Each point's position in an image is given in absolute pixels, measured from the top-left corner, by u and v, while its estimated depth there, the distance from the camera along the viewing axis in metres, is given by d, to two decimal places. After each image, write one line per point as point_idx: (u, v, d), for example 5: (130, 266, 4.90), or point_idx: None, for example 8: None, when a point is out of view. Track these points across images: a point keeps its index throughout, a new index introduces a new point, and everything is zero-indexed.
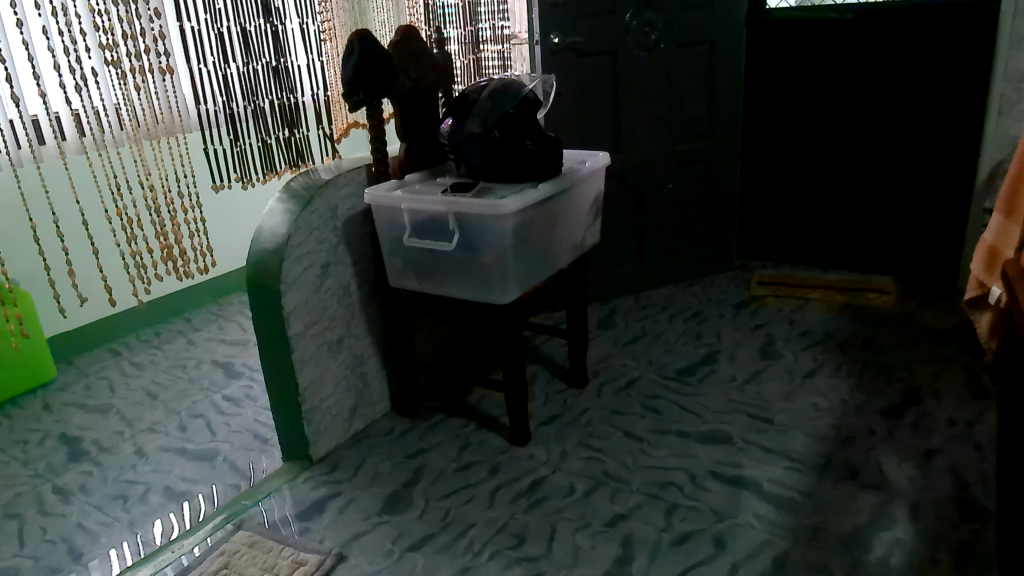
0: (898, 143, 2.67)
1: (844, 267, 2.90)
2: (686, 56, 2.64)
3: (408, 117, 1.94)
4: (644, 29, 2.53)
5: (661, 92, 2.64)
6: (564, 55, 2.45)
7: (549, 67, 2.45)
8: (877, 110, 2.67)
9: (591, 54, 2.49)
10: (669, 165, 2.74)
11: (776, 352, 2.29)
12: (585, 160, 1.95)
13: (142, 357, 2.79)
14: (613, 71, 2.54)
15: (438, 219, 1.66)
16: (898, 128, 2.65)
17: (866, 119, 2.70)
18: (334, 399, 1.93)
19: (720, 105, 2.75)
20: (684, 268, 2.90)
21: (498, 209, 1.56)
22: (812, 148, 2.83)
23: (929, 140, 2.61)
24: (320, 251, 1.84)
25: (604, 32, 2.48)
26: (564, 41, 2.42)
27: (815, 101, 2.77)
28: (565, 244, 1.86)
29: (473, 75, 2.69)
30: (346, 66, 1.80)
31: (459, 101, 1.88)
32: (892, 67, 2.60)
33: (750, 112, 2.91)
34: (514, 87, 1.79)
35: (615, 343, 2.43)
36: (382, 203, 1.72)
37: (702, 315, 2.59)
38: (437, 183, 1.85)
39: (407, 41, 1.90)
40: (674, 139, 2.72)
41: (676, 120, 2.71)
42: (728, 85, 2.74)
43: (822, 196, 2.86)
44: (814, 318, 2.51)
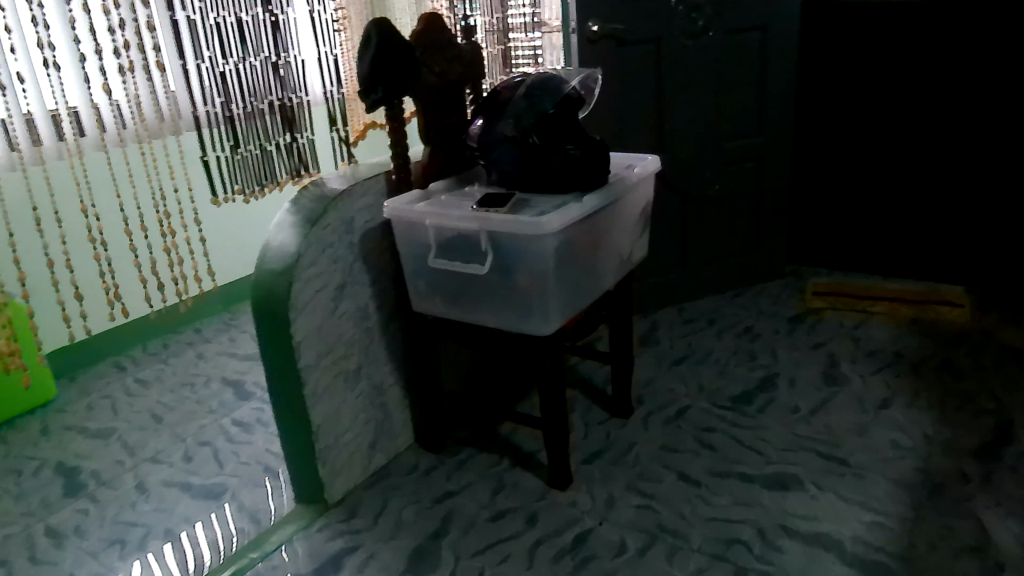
0: (954, 139, 2.42)
1: (907, 275, 2.64)
2: (736, 44, 2.38)
3: (431, 117, 1.71)
4: (691, 14, 2.28)
5: (708, 85, 2.39)
6: (602, 44, 2.21)
7: (586, 57, 2.22)
8: (932, 104, 2.42)
9: (632, 43, 2.24)
10: (715, 165, 2.50)
11: (842, 377, 2.06)
12: (632, 165, 1.72)
13: (147, 372, 2.61)
14: (656, 62, 2.30)
15: (468, 237, 1.44)
16: (954, 122, 2.41)
17: (919, 116, 2.45)
18: (351, 435, 1.73)
19: (772, 98, 2.49)
20: (731, 276, 2.66)
21: (538, 228, 1.34)
22: (873, 145, 2.56)
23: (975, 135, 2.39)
24: (335, 271, 1.62)
25: (646, 18, 2.23)
26: (603, 28, 2.19)
27: (877, 92, 2.50)
28: (612, 262, 1.63)
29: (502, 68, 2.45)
30: (362, 62, 1.58)
31: (490, 99, 1.65)
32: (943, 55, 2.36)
33: (804, 105, 2.64)
34: (553, 84, 1.57)
35: (660, 364, 2.20)
36: (403, 217, 1.49)
37: (755, 331, 2.35)
38: (465, 192, 1.62)
39: (430, 31, 1.67)
40: (722, 135, 2.48)
41: (724, 114, 2.45)
42: (782, 76, 2.48)
43: (885, 198, 2.60)
44: (880, 335, 2.27)
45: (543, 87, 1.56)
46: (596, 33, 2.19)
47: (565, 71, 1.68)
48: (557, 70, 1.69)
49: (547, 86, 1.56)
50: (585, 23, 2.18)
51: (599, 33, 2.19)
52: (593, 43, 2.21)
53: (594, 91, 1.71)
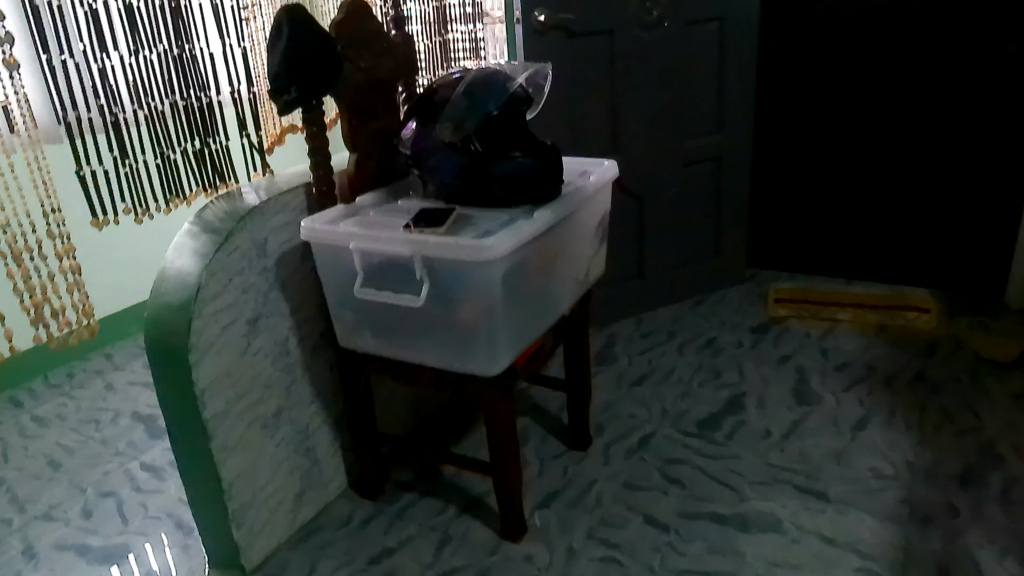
0: (944, 146, 2.30)
1: (871, 278, 2.53)
2: (694, 37, 2.22)
3: (358, 120, 1.48)
4: (646, 3, 2.10)
5: (665, 80, 2.22)
6: (551, 35, 2.01)
7: (533, 50, 2.02)
8: (918, 107, 2.29)
9: (583, 34, 2.05)
10: (673, 165, 2.33)
11: (813, 394, 1.92)
12: (588, 172, 1.53)
13: (47, 408, 2.31)
14: (609, 55, 2.12)
15: (399, 262, 1.22)
16: (943, 127, 2.28)
17: (905, 118, 2.32)
18: (272, 487, 1.50)
19: (731, 93, 2.34)
20: (690, 283, 2.50)
21: (483, 252, 1.13)
22: (836, 142, 2.44)
23: (969, 147, 2.26)
24: (246, 302, 1.39)
25: (598, 7, 2.04)
26: (551, 17, 1.99)
27: (840, 87, 2.37)
28: (569, 282, 1.44)
29: (441, 62, 2.23)
30: (272, 56, 1.33)
31: (424, 98, 1.43)
32: (930, 55, 2.23)
33: (764, 101, 2.50)
34: (499, 81, 1.35)
35: (619, 385, 2.02)
36: (324, 239, 1.27)
37: (718, 344, 2.20)
38: (397, 207, 1.40)
39: (355, 20, 1.43)
40: (679, 134, 2.31)
41: (681, 111, 2.29)
42: (741, 70, 2.33)
43: (848, 198, 2.48)
44: (850, 345, 2.14)
45: (487, 84, 1.34)
46: (545, 22, 1.99)
47: (512, 66, 1.47)
48: (503, 65, 1.47)
49: (491, 84, 1.34)
50: (532, 12, 1.98)
51: (548, 22, 1.99)
52: (542, 34, 2.01)
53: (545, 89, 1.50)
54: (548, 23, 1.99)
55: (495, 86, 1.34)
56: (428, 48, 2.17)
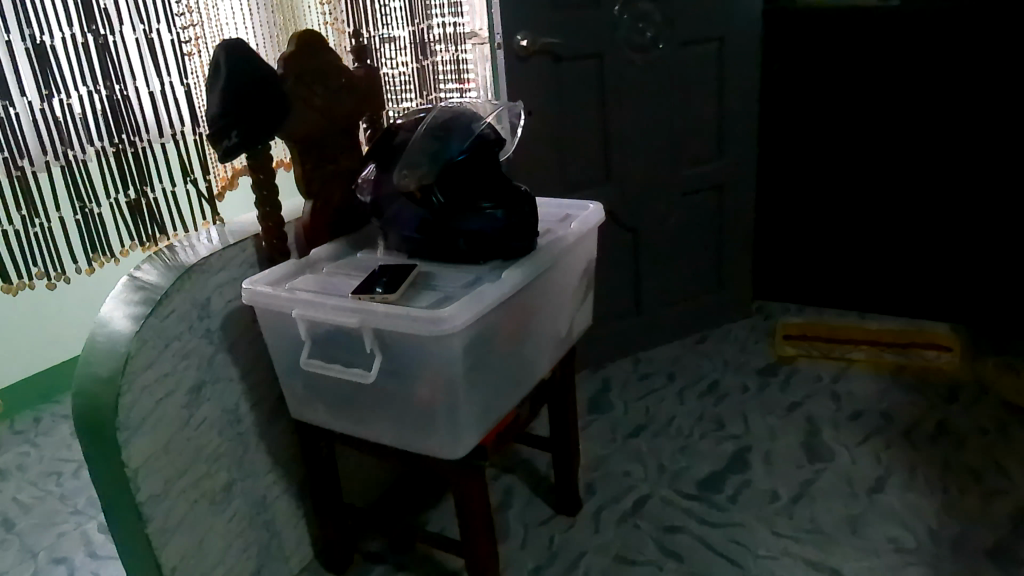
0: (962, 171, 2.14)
1: (886, 311, 2.37)
2: (691, 59, 2.07)
3: (312, 165, 1.35)
4: (638, 24, 1.96)
5: (661, 105, 2.07)
6: (535, 59, 1.87)
7: (517, 76, 1.87)
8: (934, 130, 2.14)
9: (571, 57, 1.91)
10: (671, 195, 2.18)
11: (824, 448, 1.76)
12: (569, 218, 1.39)
13: (8, 459, 2.17)
14: (599, 79, 1.97)
15: (348, 334, 1.07)
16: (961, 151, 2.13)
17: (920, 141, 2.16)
18: (223, 569, 1.36)
19: (731, 116, 2.19)
20: (691, 319, 2.34)
21: (439, 326, 0.98)
22: (846, 168, 2.28)
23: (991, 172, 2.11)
24: (186, 369, 1.25)
25: (586, 29, 1.90)
26: (535, 41, 1.84)
27: (850, 109, 2.23)
28: (547, 343, 1.29)
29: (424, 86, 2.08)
30: (209, 98, 1.19)
31: (383, 140, 1.29)
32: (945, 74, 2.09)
33: (769, 124, 2.34)
34: (463, 124, 1.21)
35: (613, 437, 1.87)
36: (266, 304, 1.13)
37: (721, 389, 2.04)
38: (355, 263, 1.26)
39: (306, 55, 1.29)
40: (678, 162, 2.16)
41: (679, 138, 2.14)
42: (742, 93, 2.18)
43: (860, 226, 2.33)
44: (864, 389, 1.97)
45: (450, 128, 1.20)
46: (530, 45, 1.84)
47: (481, 105, 1.32)
48: (471, 104, 1.33)
49: (454, 127, 1.20)
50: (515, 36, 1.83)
51: (531, 45, 1.84)
52: (526, 59, 1.86)
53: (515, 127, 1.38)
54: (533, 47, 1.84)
55: (459, 129, 1.20)
56: (411, 71, 2.03)
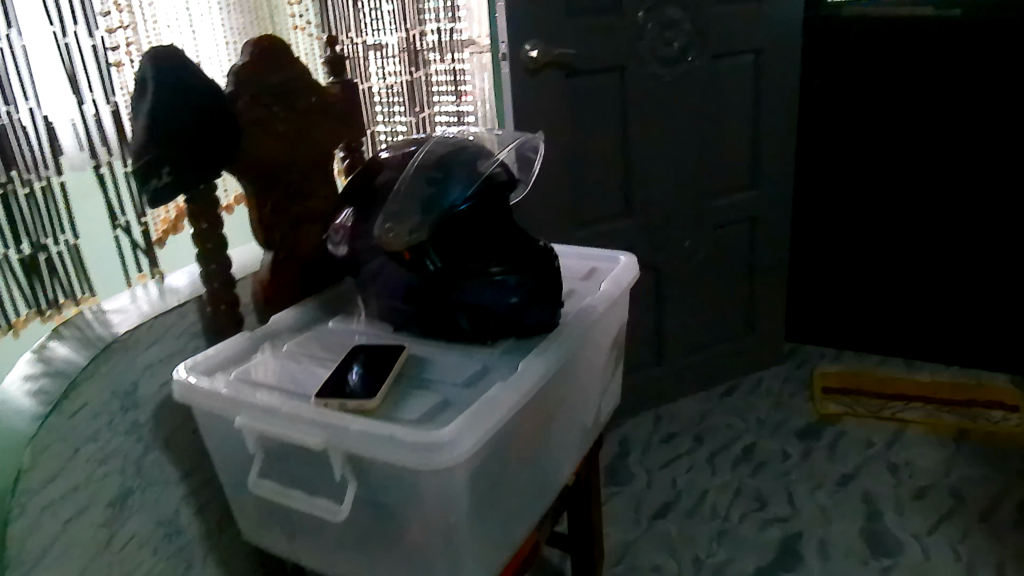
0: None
1: (935, 360, 2.11)
2: (724, 74, 1.80)
3: (275, 207, 1.07)
4: (664, 33, 1.69)
5: (690, 126, 1.79)
6: (546, 73, 1.59)
7: (525, 93, 1.59)
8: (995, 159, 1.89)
9: (588, 71, 1.64)
10: (699, 229, 1.90)
11: (889, 537, 1.48)
12: (597, 279, 1.12)
13: None
14: (620, 97, 1.70)
15: (310, 453, 0.79)
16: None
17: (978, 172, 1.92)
18: None
19: (767, 139, 1.91)
20: (719, 368, 2.07)
21: (434, 458, 0.70)
22: (894, 199, 2.02)
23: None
24: (107, 476, 0.95)
25: (605, 37, 1.63)
26: (546, 52, 1.56)
27: (901, 133, 1.96)
28: (573, 441, 1.01)
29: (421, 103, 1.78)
30: (136, 121, 0.91)
31: (362, 179, 1.01)
32: (1010, 97, 1.84)
33: (806, 147, 2.07)
34: (466, 163, 0.93)
35: (637, 519, 1.58)
36: (204, 405, 0.84)
37: (758, 456, 1.76)
38: (326, 338, 0.98)
39: (264, 72, 1.01)
40: (707, 192, 1.88)
41: (708, 164, 1.86)
42: (780, 112, 1.91)
43: (907, 265, 2.07)
44: (926, 460, 1.71)
45: (449, 169, 0.93)
46: (538, 54, 1.56)
47: (486, 135, 1.05)
48: (473, 135, 1.06)
49: (454, 168, 0.93)
50: (523, 48, 1.55)
51: (540, 54, 1.56)
52: (535, 72, 1.58)
53: (533, 164, 1.08)
54: (542, 57, 1.56)
55: (461, 171, 0.92)
56: (401, 83, 1.71)
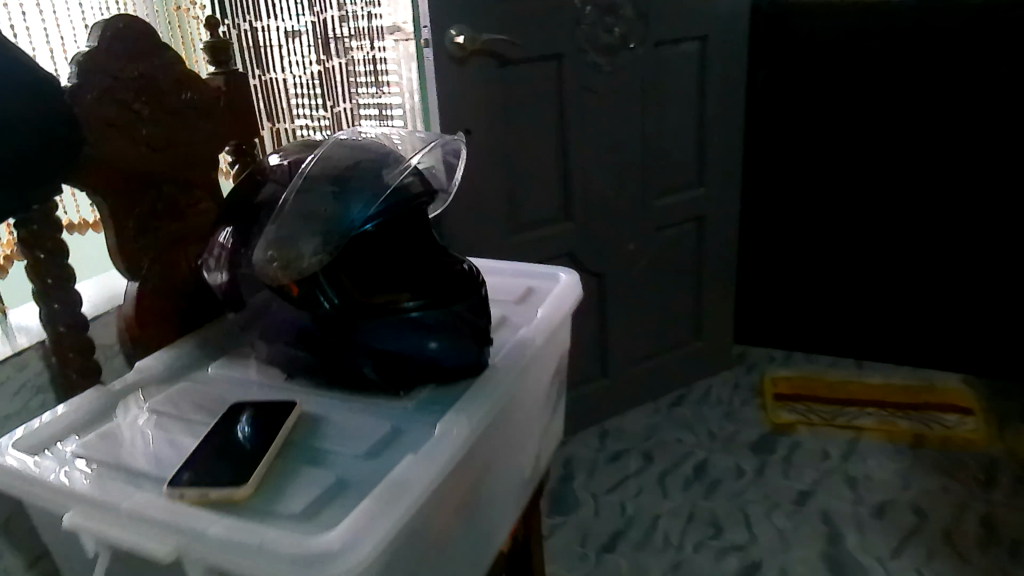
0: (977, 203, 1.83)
1: (885, 361, 2.04)
2: (669, 63, 1.66)
3: (138, 228, 0.87)
4: (604, 18, 1.54)
5: (633, 121, 1.65)
6: (476, 61, 1.42)
7: (454, 84, 1.41)
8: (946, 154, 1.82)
9: (522, 60, 1.47)
10: (644, 231, 1.76)
11: (852, 562, 1.39)
12: (534, 302, 0.96)
13: None
14: (557, 89, 1.54)
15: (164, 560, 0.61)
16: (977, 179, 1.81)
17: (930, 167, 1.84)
18: None
19: (715, 133, 1.79)
20: (666, 377, 1.95)
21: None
22: (844, 195, 1.93)
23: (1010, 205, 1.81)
24: None
25: (540, 22, 1.46)
26: (474, 37, 1.39)
27: (852, 126, 1.87)
28: (510, 498, 0.86)
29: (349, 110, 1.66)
30: None
31: (245, 192, 0.82)
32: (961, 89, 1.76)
33: (754, 141, 1.96)
34: (372, 177, 0.75)
35: (584, 553, 1.45)
36: (31, 492, 0.66)
37: (711, 474, 1.65)
38: (204, 389, 0.80)
39: (109, 66, 0.81)
40: (653, 190, 1.75)
41: (653, 161, 1.73)
42: (727, 105, 1.78)
43: (858, 263, 1.98)
44: (884, 472, 1.62)
45: (348, 186, 0.74)
46: (468, 37, 1.39)
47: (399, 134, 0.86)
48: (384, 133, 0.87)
49: (354, 185, 0.74)
50: (450, 32, 1.38)
51: (470, 38, 1.39)
52: (463, 60, 1.40)
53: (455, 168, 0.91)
54: (472, 42, 1.39)
55: (363, 190, 0.74)
56: (305, 84, 1.67)
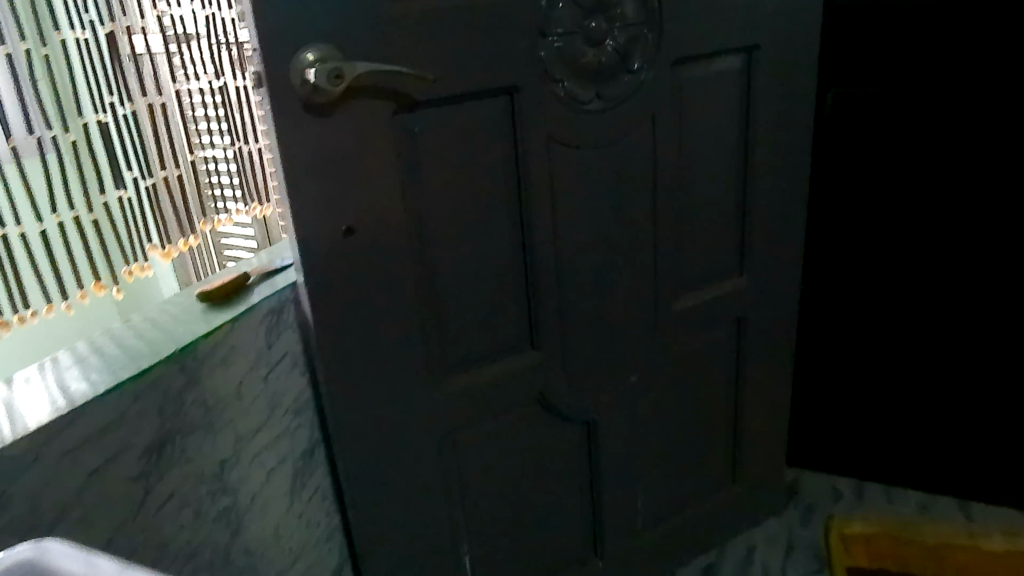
0: None
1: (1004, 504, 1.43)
2: (699, 95, 1.03)
3: None
4: (588, 25, 0.91)
5: (641, 189, 1.02)
6: (350, 105, 0.79)
7: (313, 150, 0.78)
8: None
9: (445, 99, 0.85)
10: (661, 351, 1.15)
11: None
12: None
13: None
14: (510, 145, 0.91)
15: None
16: None
17: None
18: None
19: (767, 196, 1.16)
20: (693, 540, 1.35)
21: None
22: (959, 279, 1.31)
23: None
24: None
25: (471, 33, 0.83)
26: (343, 69, 0.76)
27: (977, 183, 1.24)
28: None
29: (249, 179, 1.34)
30: None
31: None
32: None
33: (818, 193, 1.34)
34: None
35: None
36: None
37: None
38: None
39: None
40: (676, 291, 1.13)
41: (677, 246, 1.10)
42: (788, 157, 1.15)
43: (970, 372, 1.37)
44: None
45: None
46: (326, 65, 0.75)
47: None
48: None
49: None
50: (298, 58, 0.75)
51: (330, 69, 0.75)
52: (331, 105, 0.78)
53: None
54: (336, 75, 0.76)
55: None
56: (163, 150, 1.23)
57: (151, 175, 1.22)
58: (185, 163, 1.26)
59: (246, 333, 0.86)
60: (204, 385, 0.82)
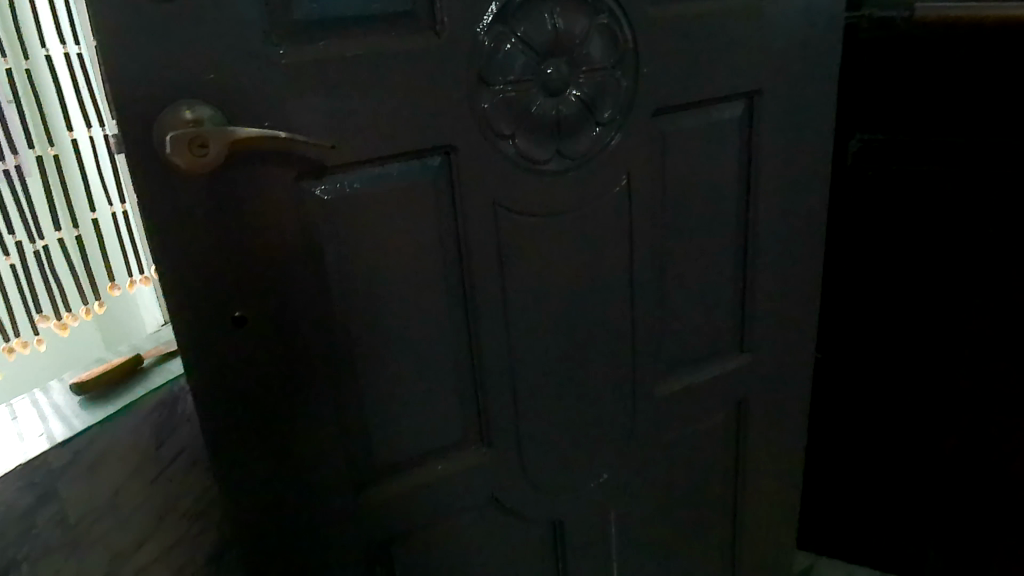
0: None
1: None
2: (686, 150, 0.86)
3: None
4: (545, 69, 0.75)
5: (613, 258, 0.87)
6: (234, 175, 0.65)
7: (186, 229, 0.65)
8: None
9: (361, 161, 0.70)
10: (642, 440, 0.99)
11: None
12: None
13: None
14: (447, 213, 0.76)
15: None
16: None
17: None
18: None
19: (773, 262, 0.98)
20: None
21: None
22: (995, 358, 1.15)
23: None
24: None
25: (392, 84, 0.68)
26: (208, 137, 0.61)
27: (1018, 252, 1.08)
28: None
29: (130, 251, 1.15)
30: None
31: None
32: None
33: (836, 247, 1.20)
34: None
35: None
36: None
37: None
38: None
39: None
40: (660, 373, 0.97)
41: (661, 321, 0.94)
42: (798, 217, 0.98)
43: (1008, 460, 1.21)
44: None
45: None
46: (187, 131, 0.60)
47: None
48: None
49: None
50: (162, 120, 0.60)
51: (193, 135, 0.60)
52: (205, 176, 0.64)
53: None
54: (199, 144, 0.60)
55: None
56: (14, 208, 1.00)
57: (42, 239, 1.04)
58: (85, 223, 1.09)
59: (125, 426, 0.90)
60: (96, 469, 0.86)
